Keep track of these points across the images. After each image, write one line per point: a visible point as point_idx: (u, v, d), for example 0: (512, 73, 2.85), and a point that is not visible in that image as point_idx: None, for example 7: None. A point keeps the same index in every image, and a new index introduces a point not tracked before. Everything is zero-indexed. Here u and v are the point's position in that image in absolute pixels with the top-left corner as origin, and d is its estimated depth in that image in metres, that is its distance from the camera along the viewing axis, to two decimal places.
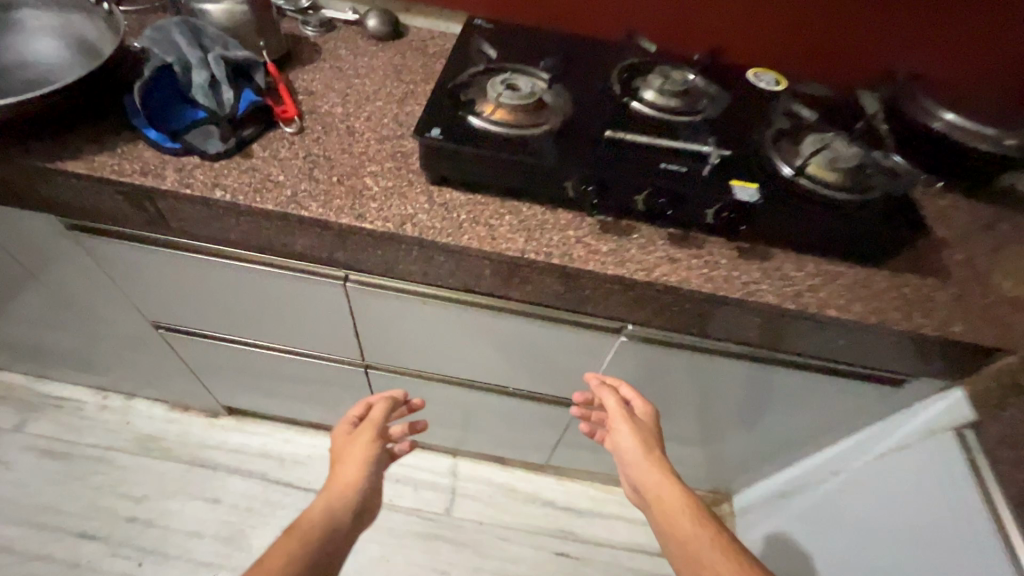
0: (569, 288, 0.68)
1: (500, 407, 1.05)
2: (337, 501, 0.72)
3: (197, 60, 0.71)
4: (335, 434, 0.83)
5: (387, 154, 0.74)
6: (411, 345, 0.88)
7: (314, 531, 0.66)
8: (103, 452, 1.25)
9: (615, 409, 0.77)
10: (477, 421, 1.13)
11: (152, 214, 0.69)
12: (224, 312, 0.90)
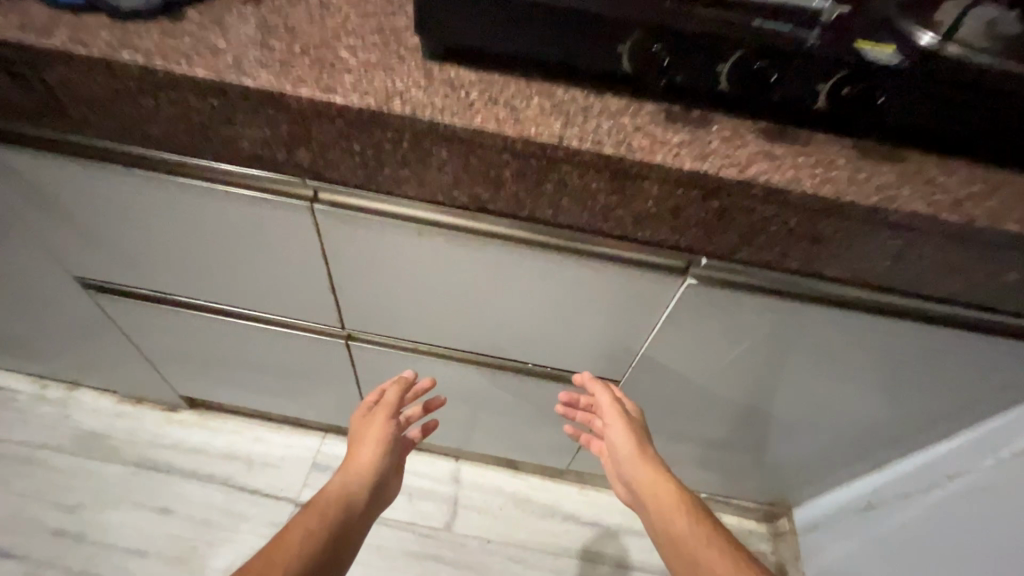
0: (623, 198, 0.48)
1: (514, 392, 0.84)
2: (353, 490, 0.66)
3: None
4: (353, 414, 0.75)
5: (372, 26, 0.54)
6: (404, 301, 0.68)
7: (328, 521, 0.61)
8: (35, 452, 1.04)
9: (608, 408, 0.71)
10: (485, 413, 0.92)
11: (46, 95, 0.50)
12: (163, 259, 0.70)
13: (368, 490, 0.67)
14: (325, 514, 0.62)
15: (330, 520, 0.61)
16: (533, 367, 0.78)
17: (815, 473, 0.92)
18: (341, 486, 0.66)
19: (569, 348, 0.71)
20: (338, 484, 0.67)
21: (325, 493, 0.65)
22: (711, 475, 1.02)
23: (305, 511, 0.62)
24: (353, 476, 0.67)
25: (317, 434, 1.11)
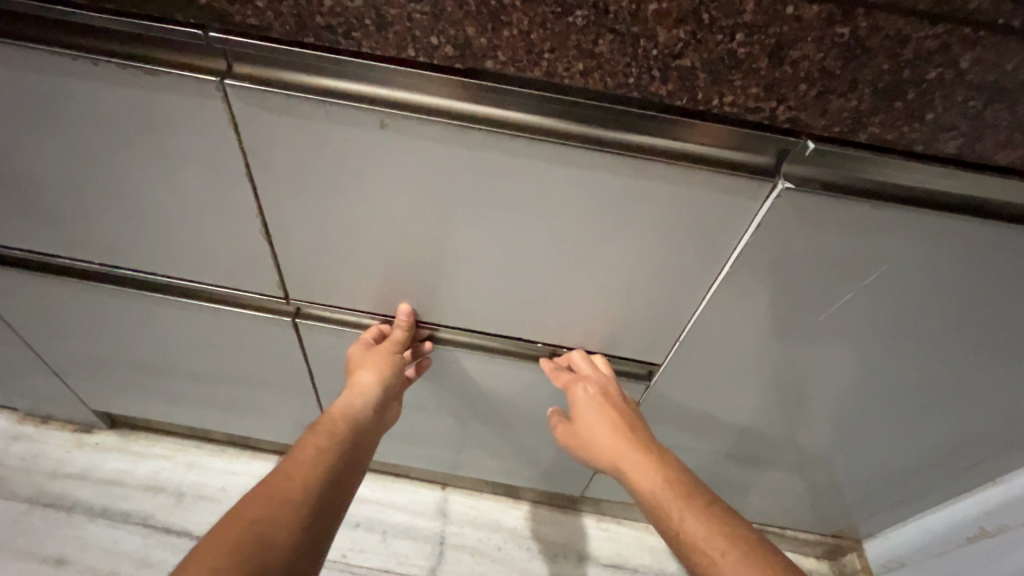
0: (696, 29, 0.31)
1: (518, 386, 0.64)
2: (352, 424, 0.53)
3: None
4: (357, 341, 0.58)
5: None
6: (363, 248, 0.49)
7: (332, 454, 0.49)
8: None
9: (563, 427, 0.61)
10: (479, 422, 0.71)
11: None
12: (33, 199, 0.50)
13: (368, 422, 0.54)
14: (328, 445, 0.49)
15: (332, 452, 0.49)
16: (542, 347, 0.58)
17: (900, 493, 0.72)
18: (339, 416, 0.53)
19: (594, 314, 0.52)
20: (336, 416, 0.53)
21: (325, 423, 0.52)
22: (763, 500, 0.81)
23: (302, 442, 0.49)
24: (354, 407, 0.54)
25: (268, 458, 0.89)
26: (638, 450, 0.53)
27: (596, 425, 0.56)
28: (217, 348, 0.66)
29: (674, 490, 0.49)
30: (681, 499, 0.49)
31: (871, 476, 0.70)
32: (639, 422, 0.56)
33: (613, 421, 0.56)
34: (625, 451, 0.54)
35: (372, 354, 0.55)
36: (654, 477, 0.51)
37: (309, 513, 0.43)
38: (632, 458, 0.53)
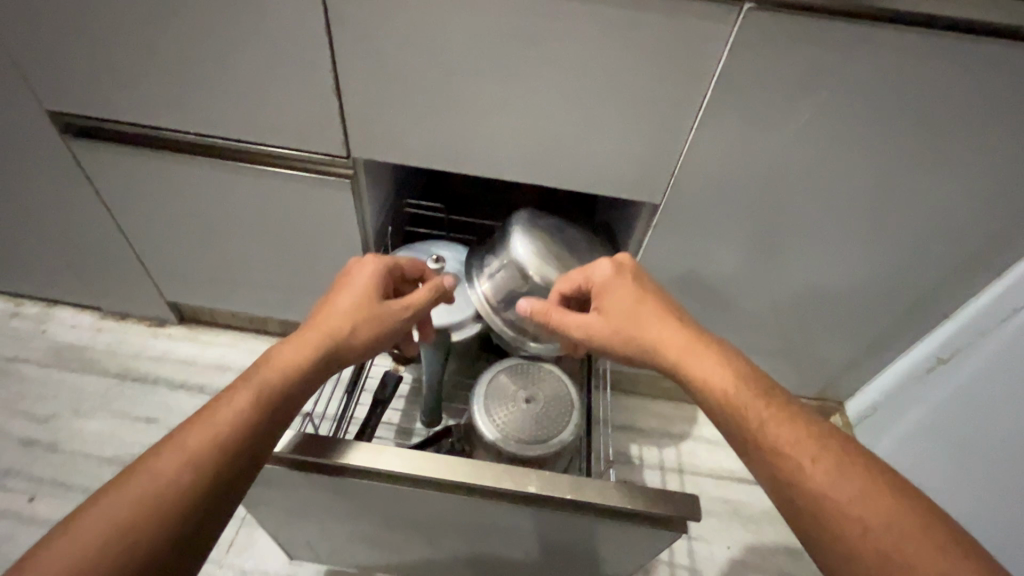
0: None
1: (484, 510, 0.54)
2: (316, 363, 0.50)
3: None
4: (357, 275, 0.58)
5: None
6: (416, 97, 0.61)
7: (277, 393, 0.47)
8: (5, 363, 0.94)
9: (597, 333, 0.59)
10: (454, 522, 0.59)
11: None
12: (145, 65, 0.62)
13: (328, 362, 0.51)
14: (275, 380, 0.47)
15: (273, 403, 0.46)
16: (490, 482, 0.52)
17: (871, 342, 0.83)
18: (302, 351, 0.50)
19: (604, 156, 0.64)
20: (305, 351, 0.50)
21: (276, 360, 0.49)
22: (758, 367, 0.92)
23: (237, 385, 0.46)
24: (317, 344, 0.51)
25: None
26: (699, 343, 0.53)
27: (649, 323, 0.56)
28: (280, 222, 0.77)
29: (745, 383, 0.49)
30: (754, 396, 0.48)
31: (847, 325, 0.81)
32: (684, 318, 0.57)
33: (659, 314, 0.57)
34: (676, 352, 0.53)
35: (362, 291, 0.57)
36: (723, 376, 0.50)
37: (243, 439, 0.43)
38: (688, 351, 0.53)
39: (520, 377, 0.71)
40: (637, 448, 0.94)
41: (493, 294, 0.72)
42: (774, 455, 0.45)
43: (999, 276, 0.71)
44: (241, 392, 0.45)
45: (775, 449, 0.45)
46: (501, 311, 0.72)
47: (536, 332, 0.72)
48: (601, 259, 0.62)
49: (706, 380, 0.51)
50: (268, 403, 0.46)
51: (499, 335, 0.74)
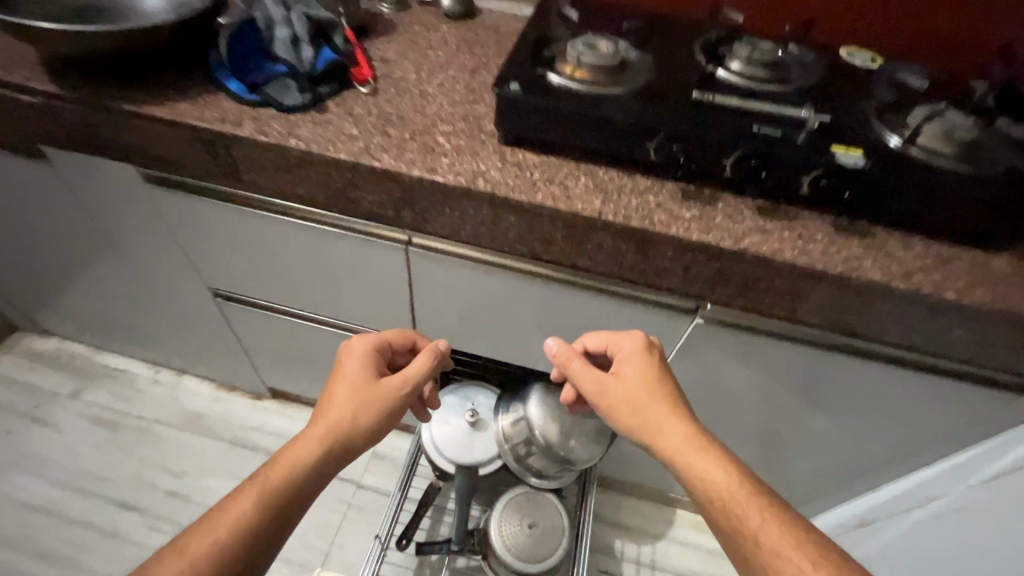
0: (646, 256, 0.63)
1: None
2: (320, 451, 0.59)
3: (281, 19, 0.72)
4: (351, 362, 0.68)
5: (459, 116, 0.72)
6: (464, 322, 0.84)
7: (278, 488, 0.55)
8: (150, 424, 1.26)
9: (611, 399, 0.64)
10: None
11: (225, 164, 0.69)
12: (278, 278, 0.88)
13: (329, 448, 0.60)
14: (279, 475, 0.56)
15: (283, 488, 0.56)
16: None
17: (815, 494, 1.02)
18: (309, 440, 0.60)
19: None
20: (312, 435, 0.60)
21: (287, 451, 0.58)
22: None
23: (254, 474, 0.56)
24: (318, 435, 0.60)
25: None
26: (704, 440, 0.59)
27: (654, 406, 0.62)
28: None
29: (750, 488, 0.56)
30: (755, 500, 0.55)
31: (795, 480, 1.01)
32: (685, 404, 0.63)
33: (667, 402, 0.62)
34: (684, 444, 0.59)
35: (356, 377, 0.66)
36: (722, 474, 0.57)
37: (248, 533, 0.52)
38: (691, 445, 0.59)
39: (523, 505, 0.96)
40: (620, 542, 1.17)
41: (510, 429, 0.96)
42: (774, 561, 0.52)
43: (901, 476, 0.87)
44: (245, 491, 0.54)
45: (774, 554, 0.52)
46: (517, 450, 0.95)
47: (538, 470, 0.96)
48: (632, 331, 0.68)
49: (710, 479, 0.57)
50: (271, 499, 0.55)
51: (510, 465, 0.97)
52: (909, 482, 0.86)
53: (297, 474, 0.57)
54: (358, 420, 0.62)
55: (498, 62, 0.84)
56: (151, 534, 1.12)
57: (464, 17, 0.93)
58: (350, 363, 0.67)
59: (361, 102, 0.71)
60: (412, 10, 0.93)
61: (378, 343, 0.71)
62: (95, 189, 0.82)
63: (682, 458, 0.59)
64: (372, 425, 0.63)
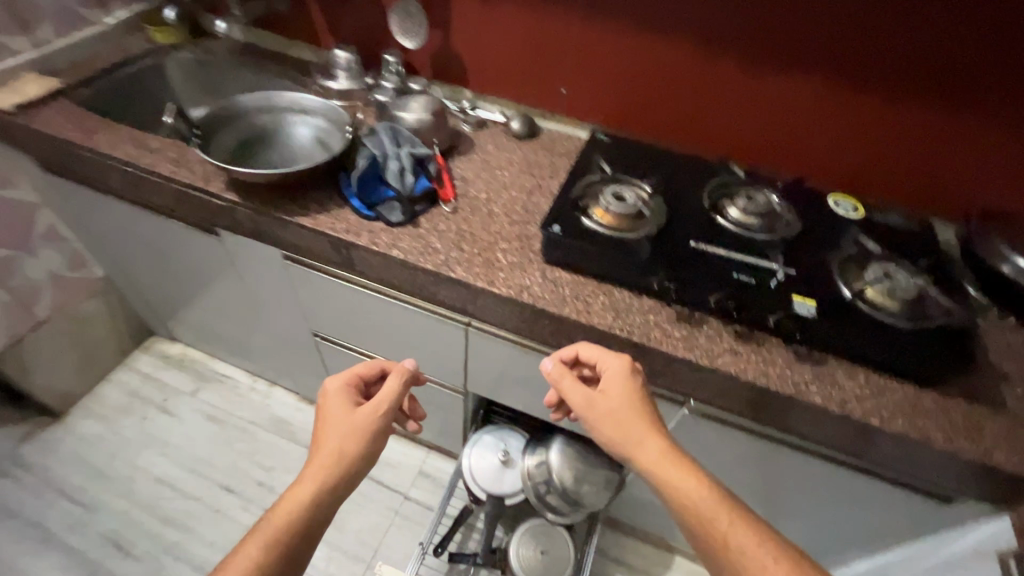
0: (644, 361, 0.84)
1: None
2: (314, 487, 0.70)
3: (392, 154, 0.98)
4: (331, 405, 0.80)
5: (515, 235, 0.96)
6: (505, 383, 1.07)
7: (286, 525, 0.66)
8: (248, 424, 1.57)
9: (597, 411, 0.74)
10: None
11: (344, 258, 0.96)
12: (367, 331, 1.15)
13: (324, 482, 0.71)
14: (284, 517, 0.67)
15: (299, 520, 0.67)
16: None
17: None
18: (306, 481, 0.71)
19: None
20: (314, 469, 0.72)
21: (294, 489, 0.70)
22: None
23: (269, 513, 0.67)
24: (313, 474, 0.71)
25: (423, 450, 1.55)
26: (675, 453, 0.69)
27: (632, 421, 0.72)
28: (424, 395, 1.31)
29: (714, 495, 0.65)
30: (721, 505, 0.64)
31: None
32: (659, 419, 0.73)
33: (641, 417, 0.72)
34: (659, 455, 0.69)
35: (339, 416, 0.78)
36: (693, 482, 0.66)
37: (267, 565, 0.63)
38: (665, 458, 0.68)
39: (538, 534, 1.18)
40: None
41: (533, 469, 1.17)
42: (740, 556, 0.61)
43: (861, 555, 1.02)
44: (258, 536, 0.65)
45: (736, 548, 0.61)
46: (539, 487, 1.16)
47: (555, 507, 1.15)
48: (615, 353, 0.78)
49: (682, 489, 0.66)
50: (280, 537, 0.65)
51: (531, 499, 1.17)
52: (868, 562, 1.01)
53: (298, 510, 0.68)
54: (348, 446, 0.75)
55: (550, 184, 1.08)
56: (243, 514, 1.40)
57: (528, 138, 1.17)
58: (331, 406, 0.80)
59: (444, 219, 0.97)
60: (488, 129, 1.19)
61: (350, 382, 0.85)
62: (247, 256, 1.12)
63: (658, 468, 0.68)
64: (363, 450, 0.75)
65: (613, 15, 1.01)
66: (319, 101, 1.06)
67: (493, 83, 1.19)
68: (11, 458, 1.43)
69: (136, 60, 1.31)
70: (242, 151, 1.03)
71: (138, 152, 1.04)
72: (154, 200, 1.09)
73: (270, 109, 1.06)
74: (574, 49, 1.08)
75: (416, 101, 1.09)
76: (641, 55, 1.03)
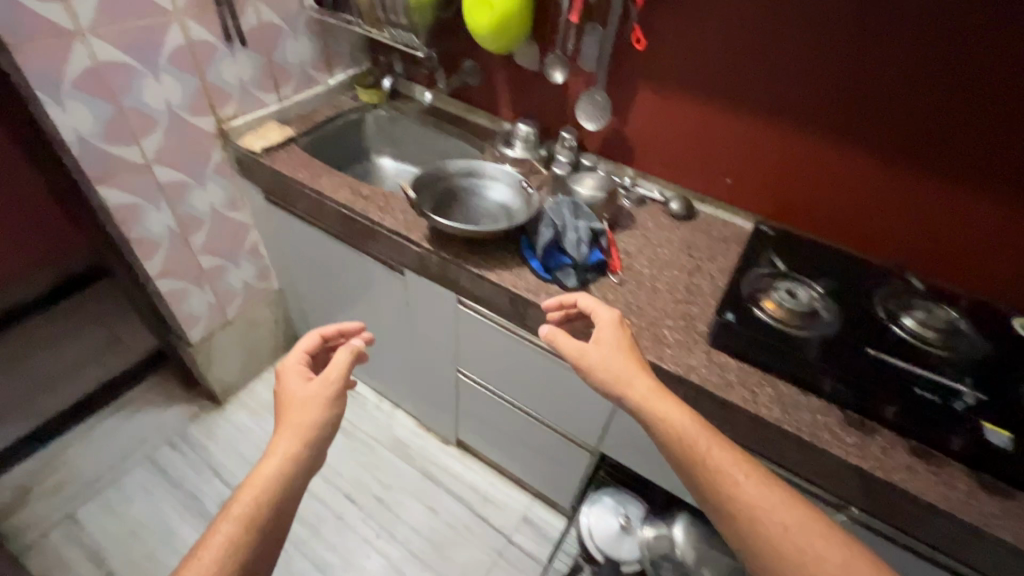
0: (809, 459, 0.86)
1: None
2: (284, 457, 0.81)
3: (570, 225, 1.08)
4: (289, 385, 0.91)
5: (680, 314, 1.02)
6: (643, 451, 1.12)
7: (260, 499, 0.76)
8: (372, 441, 1.71)
9: (595, 358, 0.84)
10: None
11: (519, 313, 1.07)
12: (514, 378, 1.27)
13: (293, 452, 0.82)
14: (258, 491, 0.76)
15: (268, 492, 0.77)
16: None
17: None
18: (274, 455, 0.81)
19: None
20: (277, 446, 0.82)
21: (263, 465, 0.79)
22: None
23: (241, 489, 0.76)
24: (280, 449, 0.82)
25: (528, 496, 1.60)
26: (660, 391, 0.80)
27: (621, 364, 0.83)
28: (547, 445, 1.38)
29: (697, 424, 0.77)
30: (704, 432, 0.76)
31: None
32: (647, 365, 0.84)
33: (629, 361, 0.83)
34: (648, 393, 0.79)
35: (300, 392, 0.90)
36: (679, 415, 0.77)
37: (247, 533, 0.73)
38: (653, 398, 0.79)
39: None
40: None
41: (651, 540, 1.20)
42: (716, 474, 0.73)
43: None
44: (234, 513, 0.74)
45: (716, 469, 0.73)
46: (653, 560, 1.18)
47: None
48: (605, 306, 0.90)
49: (670, 423, 0.76)
50: (256, 507, 0.75)
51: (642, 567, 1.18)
52: None
53: (269, 483, 0.78)
54: (306, 417, 0.86)
55: (709, 266, 1.14)
56: (362, 525, 1.51)
57: (685, 219, 1.25)
58: (287, 386, 0.91)
59: (612, 290, 1.05)
60: (647, 206, 1.28)
61: (300, 362, 0.97)
62: (422, 296, 1.28)
63: (649, 402, 0.78)
64: (321, 417, 0.87)
65: (788, 121, 1.06)
66: (475, 162, 1.23)
67: (658, 166, 1.28)
68: (181, 434, 1.65)
69: (344, 114, 1.56)
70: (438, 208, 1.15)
71: (353, 198, 1.23)
72: (354, 237, 1.27)
73: (445, 173, 1.20)
74: (741, 147, 1.14)
75: (591, 178, 1.20)
76: (813, 158, 1.07)
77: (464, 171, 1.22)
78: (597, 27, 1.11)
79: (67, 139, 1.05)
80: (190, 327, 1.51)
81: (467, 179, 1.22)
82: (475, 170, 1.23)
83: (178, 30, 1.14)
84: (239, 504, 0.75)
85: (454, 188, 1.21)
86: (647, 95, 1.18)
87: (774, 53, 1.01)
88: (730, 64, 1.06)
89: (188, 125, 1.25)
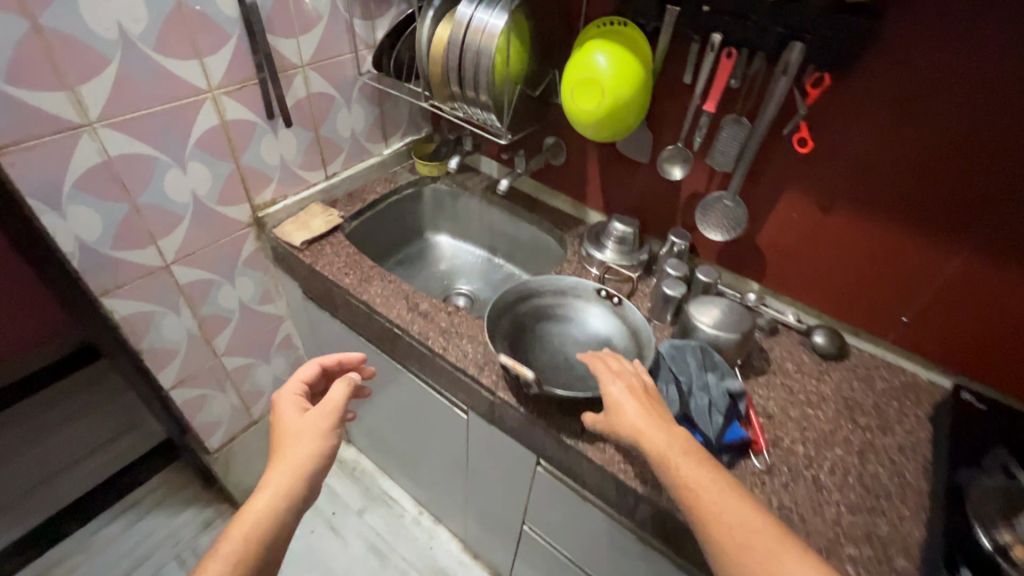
0: None
1: None
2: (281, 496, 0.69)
3: (702, 385, 0.80)
4: (285, 416, 0.79)
5: (863, 532, 0.72)
6: None
7: (247, 544, 0.64)
8: (409, 569, 1.45)
9: (600, 421, 0.72)
10: None
11: (629, 503, 0.79)
12: (601, 555, 0.99)
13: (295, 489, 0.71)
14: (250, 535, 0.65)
15: (257, 535, 0.66)
16: None
17: None
18: (271, 493, 0.69)
19: None
20: (273, 481, 0.70)
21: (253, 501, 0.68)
22: None
23: (226, 532, 0.65)
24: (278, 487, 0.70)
25: None
26: (663, 432, 0.66)
27: (631, 415, 0.69)
28: None
29: (700, 464, 0.63)
30: (709, 472, 0.62)
31: None
32: (660, 409, 0.71)
33: (638, 408, 0.69)
34: (652, 433, 0.66)
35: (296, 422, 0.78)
36: (680, 453, 0.64)
37: None
38: (653, 439, 0.66)
39: None
40: None
41: None
42: (725, 537, 0.56)
43: None
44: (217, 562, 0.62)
45: (728, 524, 0.57)
46: None
47: None
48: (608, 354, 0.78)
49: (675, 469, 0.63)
50: (246, 552, 0.64)
51: None
52: None
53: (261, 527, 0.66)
54: (306, 450, 0.74)
55: (885, 441, 0.83)
56: None
57: (836, 358, 0.95)
58: (283, 417, 0.79)
59: (760, 484, 0.76)
60: (781, 336, 0.99)
61: (298, 389, 0.85)
62: (489, 437, 1.06)
63: (654, 449, 0.65)
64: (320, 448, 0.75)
65: (1005, 262, 0.76)
66: (543, 278, 0.96)
67: (799, 286, 0.99)
68: (191, 548, 1.43)
69: (399, 190, 1.32)
70: (523, 359, 0.87)
71: (410, 315, 0.99)
72: (407, 361, 1.03)
73: (504, 308, 0.92)
74: (936, 285, 0.84)
75: (717, 307, 0.91)
76: None
77: (529, 293, 0.96)
78: (741, 120, 0.85)
79: (67, 251, 0.84)
80: (208, 433, 1.30)
81: (534, 302, 0.96)
82: (542, 289, 0.96)
83: (212, 111, 0.93)
84: (223, 551, 0.63)
85: (524, 318, 0.94)
86: (801, 201, 0.90)
87: (994, 171, 0.72)
88: (919, 180, 0.78)
89: (216, 216, 1.03)
